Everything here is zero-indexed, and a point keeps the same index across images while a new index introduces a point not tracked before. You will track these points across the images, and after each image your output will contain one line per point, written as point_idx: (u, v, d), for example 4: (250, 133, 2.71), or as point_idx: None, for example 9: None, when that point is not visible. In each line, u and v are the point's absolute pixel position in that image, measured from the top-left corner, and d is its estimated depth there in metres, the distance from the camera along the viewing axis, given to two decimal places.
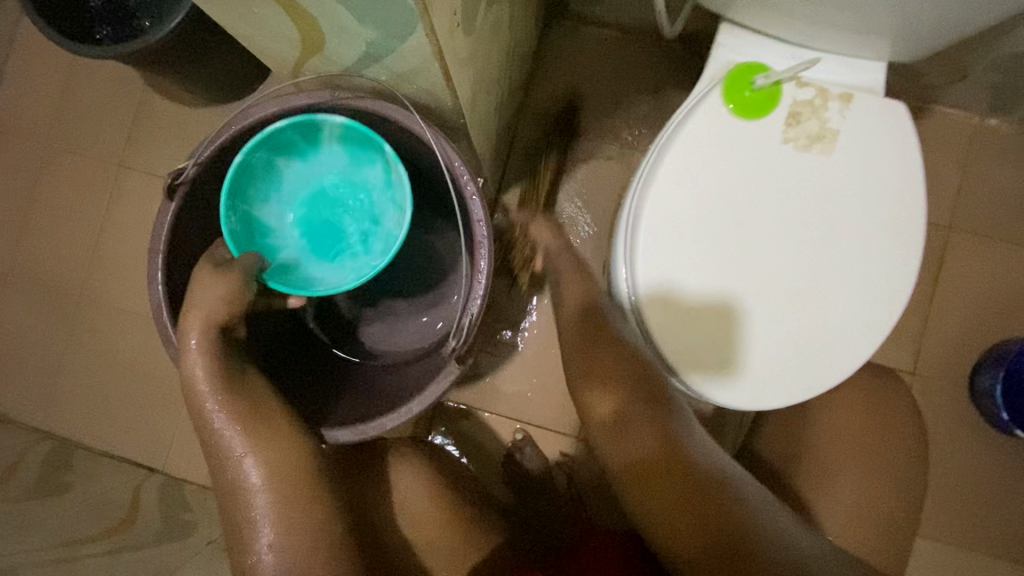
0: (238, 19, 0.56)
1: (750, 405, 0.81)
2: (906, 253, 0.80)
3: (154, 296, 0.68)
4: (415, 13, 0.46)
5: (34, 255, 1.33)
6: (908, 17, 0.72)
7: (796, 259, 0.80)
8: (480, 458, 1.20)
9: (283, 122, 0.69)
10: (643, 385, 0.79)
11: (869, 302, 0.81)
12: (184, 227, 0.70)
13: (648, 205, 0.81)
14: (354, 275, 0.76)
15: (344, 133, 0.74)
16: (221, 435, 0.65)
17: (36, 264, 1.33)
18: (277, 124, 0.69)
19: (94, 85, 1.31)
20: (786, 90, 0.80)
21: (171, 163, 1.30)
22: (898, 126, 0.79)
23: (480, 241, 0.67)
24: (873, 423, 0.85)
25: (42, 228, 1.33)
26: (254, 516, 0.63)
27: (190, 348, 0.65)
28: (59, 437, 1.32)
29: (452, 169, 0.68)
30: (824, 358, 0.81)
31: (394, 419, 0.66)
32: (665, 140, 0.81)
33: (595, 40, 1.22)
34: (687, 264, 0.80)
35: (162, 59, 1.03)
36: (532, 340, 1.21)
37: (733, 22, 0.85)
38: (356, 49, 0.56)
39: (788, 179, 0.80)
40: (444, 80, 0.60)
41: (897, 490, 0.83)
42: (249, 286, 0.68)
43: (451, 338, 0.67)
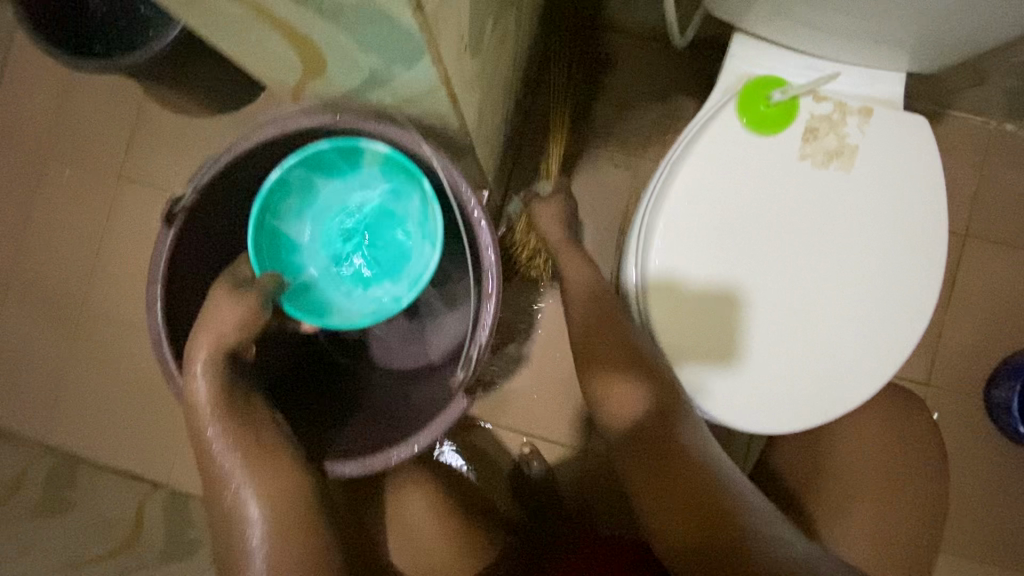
0: (236, 43, 0.53)
1: (764, 427, 0.79)
2: (925, 272, 0.78)
3: (152, 326, 0.65)
4: (422, 43, 0.43)
5: (29, 270, 1.30)
6: (930, 30, 0.70)
7: (813, 277, 0.78)
8: (487, 472, 1.18)
9: (325, 143, 0.69)
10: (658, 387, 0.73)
11: (888, 322, 0.79)
12: (184, 254, 0.68)
13: (659, 221, 0.78)
14: (371, 309, 0.75)
15: (386, 161, 0.72)
16: (221, 466, 0.61)
17: (32, 279, 1.30)
18: (319, 144, 0.69)
19: (87, 95, 1.28)
20: (803, 105, 0.77)
21: (171, 173, 1.27)
22: (919, 147, 0.77)
23: (488, 267, 0.65)
24: (894, 449, 0.83)
25: (37, 242, 1.30)
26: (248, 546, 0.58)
27: (197, 370, 0.63)
28: (59, 451, 1.29)
29: (459, 194, 0.66)
30: (839, 377, 0.79)
31: (403, 453, 0.65)
32: (677, 154, 0.79)
33: (600, 46, 1.18)
34: (701, 281, 0.78)
35: (160, 70, 1.00)
36: (540, 352, 1.17)
37: (746, 31, 0.81)
38: (359, 73, 0.54)
39: (804, 193, 0.77)
40: (451, 104, 0.58)
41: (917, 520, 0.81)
42: (263, 309, 0.66)
43: (460, 369, 0.66)
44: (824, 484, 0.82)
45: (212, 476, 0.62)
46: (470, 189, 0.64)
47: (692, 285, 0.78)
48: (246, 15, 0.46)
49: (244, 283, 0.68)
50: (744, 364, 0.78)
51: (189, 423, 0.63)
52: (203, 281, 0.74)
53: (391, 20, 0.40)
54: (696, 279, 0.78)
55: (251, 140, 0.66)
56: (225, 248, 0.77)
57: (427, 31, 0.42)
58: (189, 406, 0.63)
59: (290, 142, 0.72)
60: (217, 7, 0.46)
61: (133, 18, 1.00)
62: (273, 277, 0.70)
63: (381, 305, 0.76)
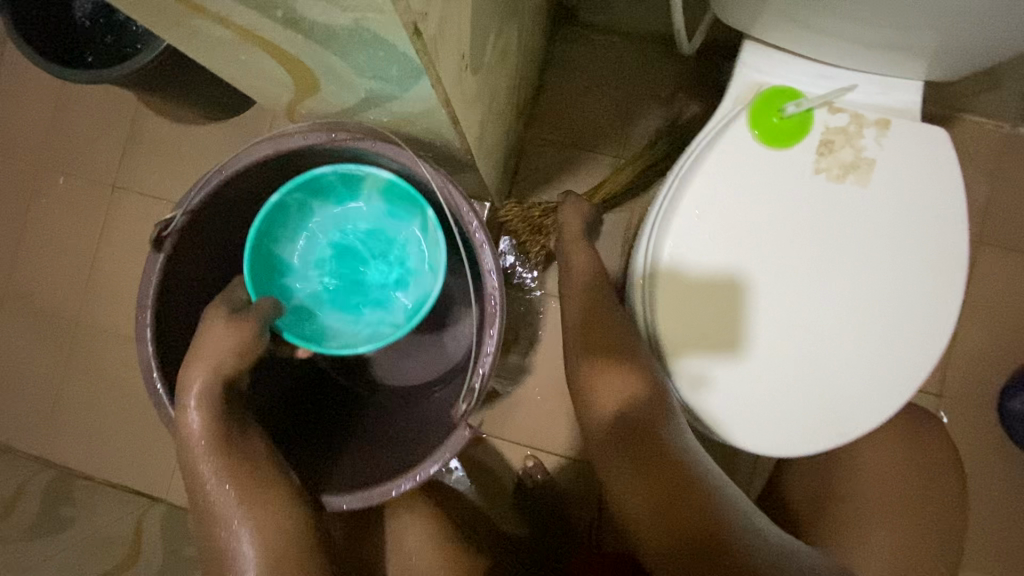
0: (222, 59, 0.50)
1: (775, 448, 0.76)
2: (944, 292, 0.76)
3: (142, 354, 0.63)
4: (419, 65, 0.40)
5: (13, 280, 1.25)
6: (951, 41, 0.66)
7: (826, 288, 0.75)
8: (489, 487, 1.14)
9: (328, 168, 0.69)
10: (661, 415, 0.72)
11: (903, 337, 0.76)
12: (174, 278, 0.66)
13: (668, 236, 0.75)
14: (368, 334, 0.76)
15: (387, 187, 0.73)
16: (215, 503, 0.60)
17: (16, 289, 1.25)
18: (322, 169, 0.69)
19: (73, 101, 1.23)
20: (817, 117, 0.75)
21: (167, 183, 1.21)
22: (937, 162, 0.75)
23: (491, 293, 0.63)
24: (912, 474, 0.82)
25: (21, 252, 1.25)
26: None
27: (191, 402, 0.60)
28: (61, 465, 1.23)
29: (461, 216, 0.64)
30: (853, 396, 0.76)
31: (402, 485, 0.63)
32: (688, 165, 0.76)
33: (605, 49, 1.14)
34: (712, 298, 0.75)
35: (152, 84, 0.96)
36: (545, 365, 1.13)
37: (757, 38, 0.78)
38: (353, 92, 0.51)
39: (817, 205, 0.75)
40: (451, 124, 0.56)
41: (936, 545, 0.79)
42: (258, 339, 0.64)
43: (461, 400, 0.63)
44: (839, 507, 0.82)
45: (206, 507, 0.61)
46: (472, 212, 0.62)
47: (703, 302, 0.75)
48: (232, 35, 0.43)
49: (239, 308, 0.67)
50: (756, 384, 0.76)
51: (180, 451, 0.61)
52: (195, 304, 0.71)
53: (387, 45, 0.38)
54: (707, 295, 0.75)
55: (242, 161, 0.63)
56: (218, 269, 0.75)
57: (424, 55, 0.39)
58: (181, 435, 0.61)
59: (285, 160, 0.69)
60: (206, 29, 0.44)
61: (123, 36, 0.98)
62: (271, 302, 0.69)
63: (377, 330, 0.77)
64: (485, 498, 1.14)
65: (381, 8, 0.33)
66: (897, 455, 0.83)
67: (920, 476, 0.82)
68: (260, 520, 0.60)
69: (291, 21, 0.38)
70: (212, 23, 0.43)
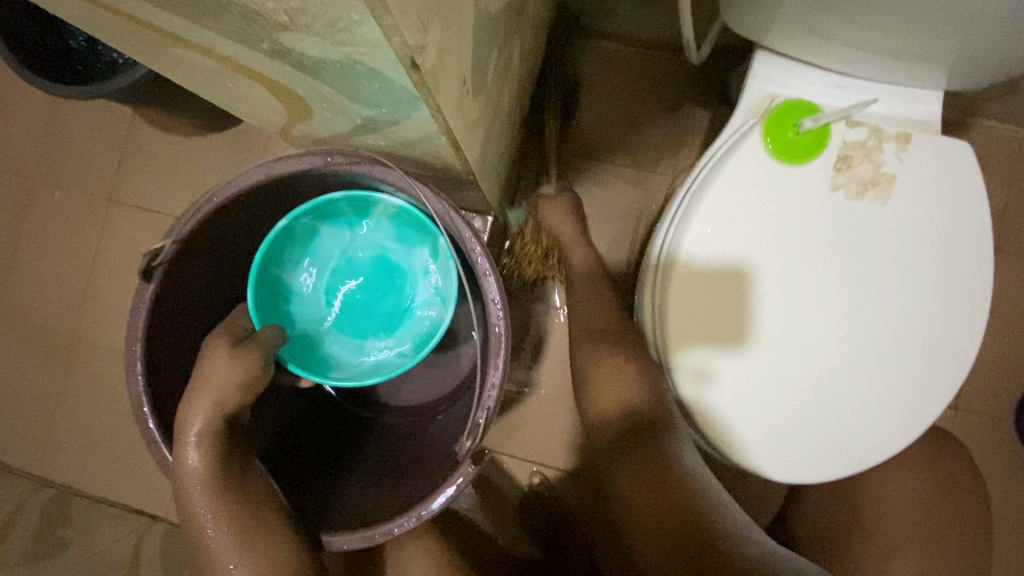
0: (211, 82, 0.48)
1: (791, 473, 0.73)
2: (969, 314, 0.73)
3: (132, 388, 0.60)
4: (418, 96, 0.38)
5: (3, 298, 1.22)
6: (975, 52, 0.63)
7: (844, 307, 0.72)
8: (495, 504, 1.11)
9: (340, 194, 0.69)
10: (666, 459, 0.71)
11: (925, 359, 0.73)
12: (166, 307, 0.63)
13: (681, 254, 0.72)
14: (373, 363, 0.75)
15: (398, 213, 0.73)
16: (211, 544, 0.58)
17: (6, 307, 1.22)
18: (333, 195, 0.69)
19: (65, 112, 1.20)
20: (835, 131, 0.72)
21: (164, 197, 1.17)
22: (962, 180, 0.72)
23: (496, 323, 0.60)
24: (929, 499, 0.81)
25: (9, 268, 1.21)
26: None
27: (190, 439, 0.57)
28: (60, 482, 1.18)
29: (464, 242, 0.61)
30: (874, 420, 0.73)
31: (406, 524, 0.60)
32: (699, 180, 0.73)
33: (609, 55, 1.11)
34: (726, 317, 0.72)
35: (142, 99, 0.92)
36: (549, 381, 1.10)
37: (769, 48, 0.75)
38: (349, 117, 0.48)
39: (835, 221, 0.71)
40: (452, 149, 0.53)
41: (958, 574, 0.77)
42: (266, 369, 0.61)
43: (466, 437, 0.61)
44: (858, 535, 0.80)
45: (201, 548, 0.58)
46: (475, 239, 0.59)
47: (717, 321, 0.72)
48: (219, 64, 0.41)
49: (244, 337, 0.63)
50: (771, 407, 0.72)
51: (176, 491, 0.58)
52: (189, 333, 0.68)
53: (383, 77, 0.35)
54: (721, 314, 0.72)
55: (235, 186, 0.60)
56: (214, 295, 0.72)
57: (423, 88, 0.36)
58: (176, 474, 0.57)
59: (284, 185, 0.67)
60: (190, 56, 0.42)
61: (111, 64, 0.95)
62: (274, 330, 0.65)
63: (382, 359, 0.76)
64: (491, 515, 1.11)
65: (374, 43, 0.30)
66: (916, 478, 0.82)
67: (938, 501, 0.81)
68: (257, 565, 0.57)
69: (278, 53, 0.35)
70: (197, 53, 0.40)
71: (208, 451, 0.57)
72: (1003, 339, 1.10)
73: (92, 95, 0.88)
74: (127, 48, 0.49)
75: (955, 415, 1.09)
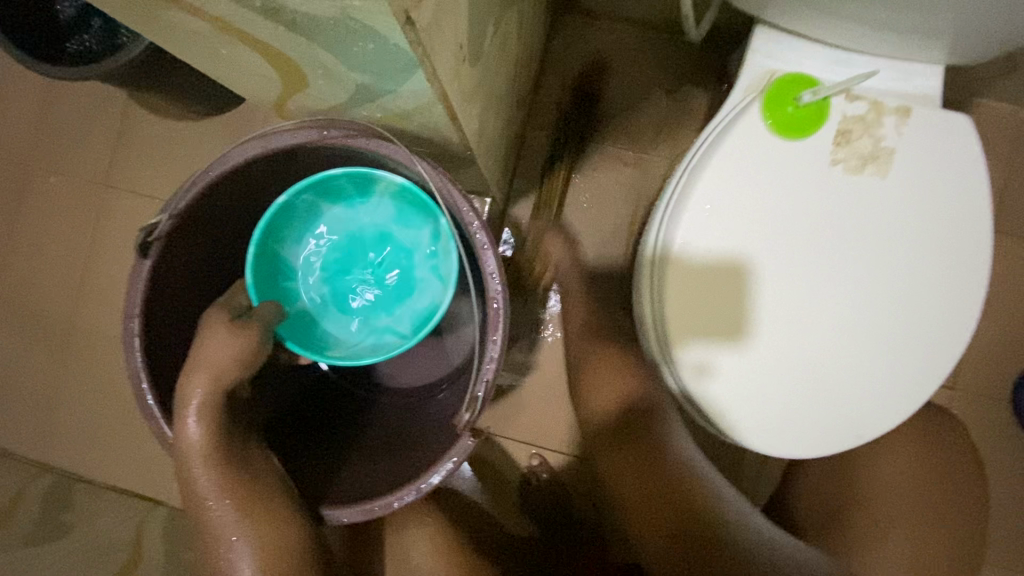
0: (206, 50, 0.47)
1: (788, 452, 0.74)
2: (968, 288, 0.73)
3: (131, 364, 0.60)
4: (414, 60, 0.38)
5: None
6: (974, 26, 0.63)
7: (841, 280, 0.72)
8: (496, 486, 1.11)
9: (340, 171, 0.68)
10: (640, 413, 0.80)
11: (923, 329, 0.73)
12: (163, 284, 0.63)
13: (679, 232, 0.72)
14: (371, 343, 0.76)
15: (398, 191, 0.73)
16: (212, 517, 0.58)
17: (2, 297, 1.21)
18: (334, 172, 0.68)
19: (61, 98, 1.18)
20: (834, 105, 0.71)
21: (161, 182, 1.16)
22: (962, 149, 0.71)
23: (493, 295, 0.60)
24: (929, 482, 0.81)
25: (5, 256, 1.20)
26: None
27: (190, 413, 0.57)
28: (61, 469, 1.17)
29: (460, 214, 0.60)
30: (871, 392, 0.73)
31: (406, 498, 0.61)
32: (698, 157, 0.73)
33: (606, 37, 1.10)
34: (724, 296, 0.72)
35: (139, 79, 0.91)
36: (549, 364, 1.10)
37: (770, 23, 0.74)
38: (345, 86, 0.48)
39: (834, 195, 0.71)
40: (449, 120, 0.53)
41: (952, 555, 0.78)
42: (266, 344, 0.61)
43: (464, 411, 0.61)
44: (855, 509, 0.81)
45: (202, 522, 0.59)
46: (470, 209, 0.59)
47: (715, 300, 0.72)
48: (214, 29, 0.40)
49: (242, 313, 0.63)
50: (770, 387, 0.73)
51: (176, 465, 0.58)
52: (186, 310, 0.68)
53: (376, 35, 0.35)
54: (720, 292, 0.72)
55: (229, 160, 0.59)
56: (212, 275, 0.72)
57: (419, 50, 0.36)
58: (178, 447, 0.57)
59: (282, 162, 0.66)
60: (185, 22, 0.41)
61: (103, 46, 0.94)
62: (274, 305, 0.65)
63: (381, 339, 0.76)
64: (491, 498, 1.11)
65: None
66: (916, 459, 0.83)
67: (938, 484, 0.81)
68: (258, 537, 0.58)
69: (270, 10, 0.34)
70: (189, 15, 0.40)
71: (208, 424, 0.57)
72: (1001, 321, 1.10)
73: (83, 74, 0.86)
74: (123, 17, 0.49)
75: (953, 395, 1.10)
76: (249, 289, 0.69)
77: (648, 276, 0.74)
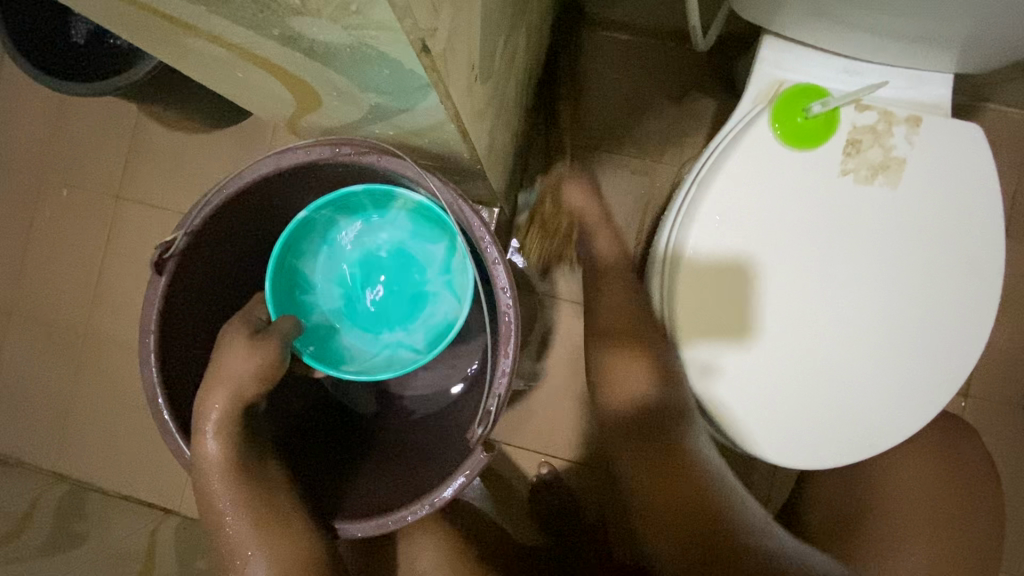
0: (221, 71, 0.48)
1: (799, 464, 0.73)
2: (982, 296, 0.72)
3: (147, 379, 0.61)
4: (429, 83, 0.38)
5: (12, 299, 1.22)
6: (983, 36, 0.63)
7: (851, 289, 0.72)
8: (504, 495, 1.11)
9: (359, 188, 0.70)
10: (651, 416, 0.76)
11: (937, 338, 0.72)
12: (178, 301, 0.64)
13: (688, 243, 0.72)
14: (386, 357, 0.77)
15: (415, 207, 0.74)
16: (228, 531, 0.58)
17: (14, 309, 1.22)
18: (353, 189, 0.70)
19: (75, 112, 1.20)
20: (843, 115, 0.71)
21: (174, 193, 1.18)
22: (974, 156, 0.71)
23: (505, 309, 0.60)
24: (944, 506, 0.80)
25: (21, 268, 1.22)
26: None
27: (209, 428, 0.58)
28: (74, 478, 1.19)
29: (471, 229, 0.61)
30: (884, 402, 0.73)
31: (419, 511, 0.61)
32: (707, 167, 0.73)
33: (612, 47, 1.10)
34: (734, 310, 0.72)
35: (150, 94, 0.92)
36: (556, 372, 1.10)
37: (777, 34, 0.74)
38: (359, 105, 0.49)
39: (844, 204, 0.71)
40: (461, 137, 0.53)
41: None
42: (284, 359, 0.61)
43: (477, 425, 0.61)
44: (868, 518, 0.80)
45: (218, 537, 0.59)
46: (482, 224, 0.59)
47: (725, 312, 0.72)
48: (231, 54, 0.41)
49: (260, 329, 0.64)
50: (780, 400, 0.72)
51: (195, 480, 0.59)
52: (201, 325, 0.69)
53: (392, 62, 0.35)
54: (729, 302, 0.72)
55: (244, 177, 0.60)
56: (230, 288, 0.73)
57: (434, 75, 0.37)
58: (195, 462, 0.58)
59: (297, 180, 0.67)
60: (203, 47, 0.42)
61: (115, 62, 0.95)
62: (292, 321, 0.66)
63: (395, 353, 0.77)
64: (499, 507, 1.11)
65: (385, 26, 0.30)
66: (930, 476, 0.81)
67: (955, 509, 0.80)
68: (272, 553, 0.58)
69: (289, 39, 0.35)
70: (206, 41, 0.40)
71: (226, 440, 0.58)
72: (1013, 328, 1.09)
73: (95, 91, 0.88)
74: (138, 40, 0.49)
75: (966, 402, 1.09)
76: (266, 304, 0.70)
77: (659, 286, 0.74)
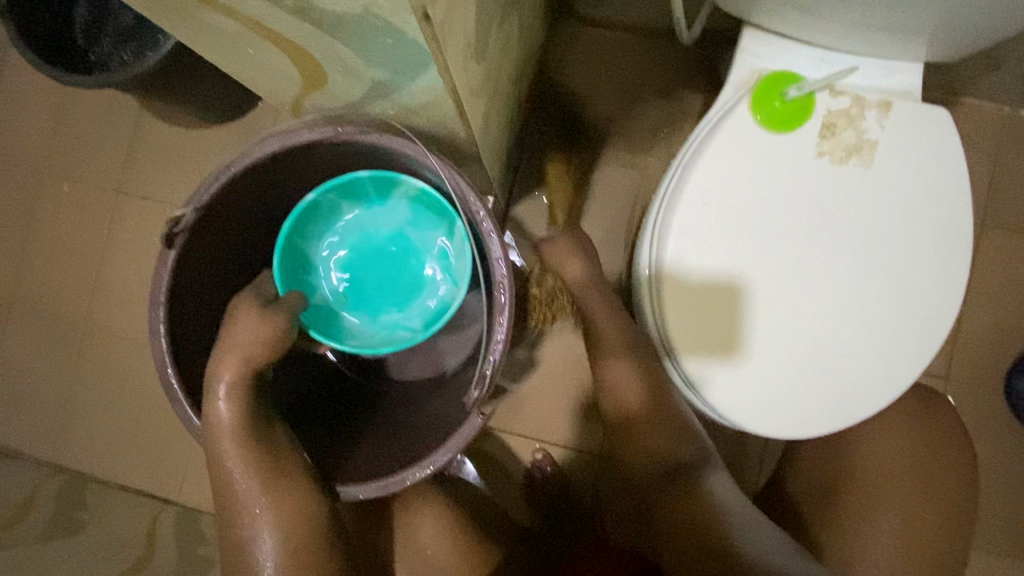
0: (233, 49, 0.52)
1: (781, 433, 0.76)
2: (950, 268, 0.76)
3: (157, 349, 0.63)
4: (428, 53, 0.42)
5: (16, 293, 1.24)
6: (947, 25, 0.67)
7: (827, 263, 0.75)
8: (500, 479, 1.14)
9: (364, 174, 0.73)
10: (659, 428, 0.80)
11: (908, 309, 0.76)
12: (186, 275, 0.66)
13: (674, 223, 0.75)
14: (385, 335, 0.79)
15: (416, 195, 0.77)
16: (235, 492, 0.61)
17: (18, 304, 1.24)
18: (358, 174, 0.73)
19: (81, 109, 1.23)
20: (819, 100, 0.75)
21: (177, 186, 1.20)
22: (940, 135, 0.75)
23: (499, 279, 0.63)
24: (919, 471, 0.83)
25: (26, 262, 1.24)
26: (258, 555, 0.60)
27: (220, 392, 0.60)
28: (74, 469, 1.20)
29: (468, 204, 0.64)
30: (860, 371, 0.76)
31: (418, 473, 0.64)
32: (691, 151, 0.76)
33: (603, 43, 1.14)
34: (717, 285, 0.75)
35: (158, 85, 0.95)
36: (552, 359, 1.13)
37: (757, 25, 0.78)
38: (363, 82, 0.52)
39: (818, 183, 0.75)
40: (457, 114, 0.57)
41: (939, 548, 0.81)
42: (290, 330, 0.64)
43: (473, 388, 0.64)
44: (849, 478, 0.85)
45: (225, 498, 0.61)
46: (478, 199, 0.62)
47: (709, 288, 0.75)
48: (244, 29, 0.45)
49: (268, 301, 0.66)
50: (763, 370, 0.76)
51: (204, 444, 0.61)
52: (208, 302, 0.71)
53: (395, 30, 0.39)
54: (713, 277, 0.75)
55: (252, 155, 0.63)
56: (236, 266, 0.76)
57: (432, 44, 0.40)
58: (207, 424, 0.61)
59: (302, 161, 0.70)
60: (219, 24, 0.45)
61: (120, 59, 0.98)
62: (298, 295, 0.68)
63: (393, 332, 0.80)
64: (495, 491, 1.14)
65: None
66: (908, 436, 0.85)
67: (931, 462, 0.84)
68: (277, 512, 0.60)
69: (300, 10, 0.38)
70: (223, 16, 0.44)
71: (236, 403, 0.60)
72: (989, 312, 1.13)
73: (104, 83, 0.91)
74: (156, 20, 0.53)
75: (947, 385, 1.12)
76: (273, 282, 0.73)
77: (647, 264, 0.77)
